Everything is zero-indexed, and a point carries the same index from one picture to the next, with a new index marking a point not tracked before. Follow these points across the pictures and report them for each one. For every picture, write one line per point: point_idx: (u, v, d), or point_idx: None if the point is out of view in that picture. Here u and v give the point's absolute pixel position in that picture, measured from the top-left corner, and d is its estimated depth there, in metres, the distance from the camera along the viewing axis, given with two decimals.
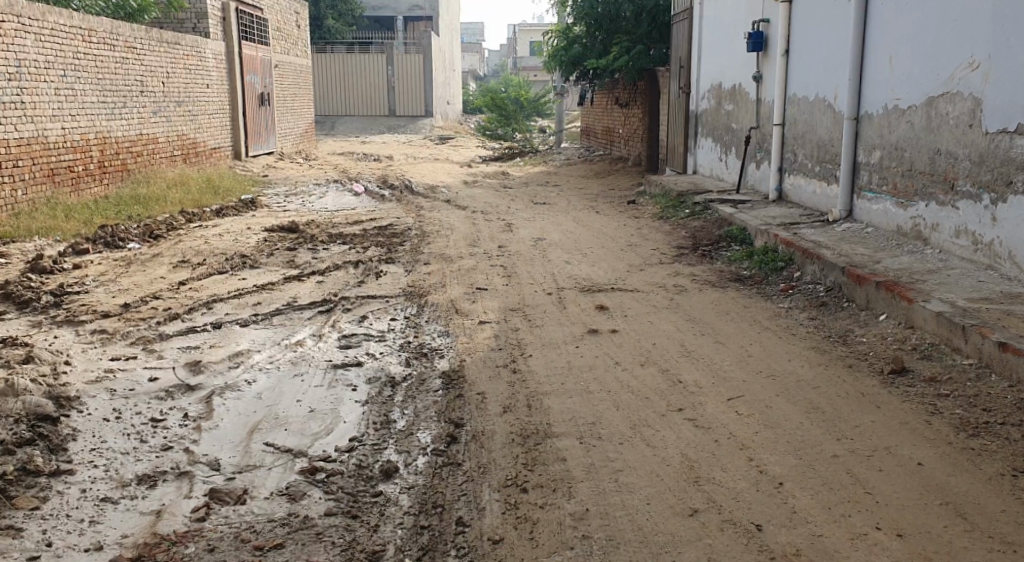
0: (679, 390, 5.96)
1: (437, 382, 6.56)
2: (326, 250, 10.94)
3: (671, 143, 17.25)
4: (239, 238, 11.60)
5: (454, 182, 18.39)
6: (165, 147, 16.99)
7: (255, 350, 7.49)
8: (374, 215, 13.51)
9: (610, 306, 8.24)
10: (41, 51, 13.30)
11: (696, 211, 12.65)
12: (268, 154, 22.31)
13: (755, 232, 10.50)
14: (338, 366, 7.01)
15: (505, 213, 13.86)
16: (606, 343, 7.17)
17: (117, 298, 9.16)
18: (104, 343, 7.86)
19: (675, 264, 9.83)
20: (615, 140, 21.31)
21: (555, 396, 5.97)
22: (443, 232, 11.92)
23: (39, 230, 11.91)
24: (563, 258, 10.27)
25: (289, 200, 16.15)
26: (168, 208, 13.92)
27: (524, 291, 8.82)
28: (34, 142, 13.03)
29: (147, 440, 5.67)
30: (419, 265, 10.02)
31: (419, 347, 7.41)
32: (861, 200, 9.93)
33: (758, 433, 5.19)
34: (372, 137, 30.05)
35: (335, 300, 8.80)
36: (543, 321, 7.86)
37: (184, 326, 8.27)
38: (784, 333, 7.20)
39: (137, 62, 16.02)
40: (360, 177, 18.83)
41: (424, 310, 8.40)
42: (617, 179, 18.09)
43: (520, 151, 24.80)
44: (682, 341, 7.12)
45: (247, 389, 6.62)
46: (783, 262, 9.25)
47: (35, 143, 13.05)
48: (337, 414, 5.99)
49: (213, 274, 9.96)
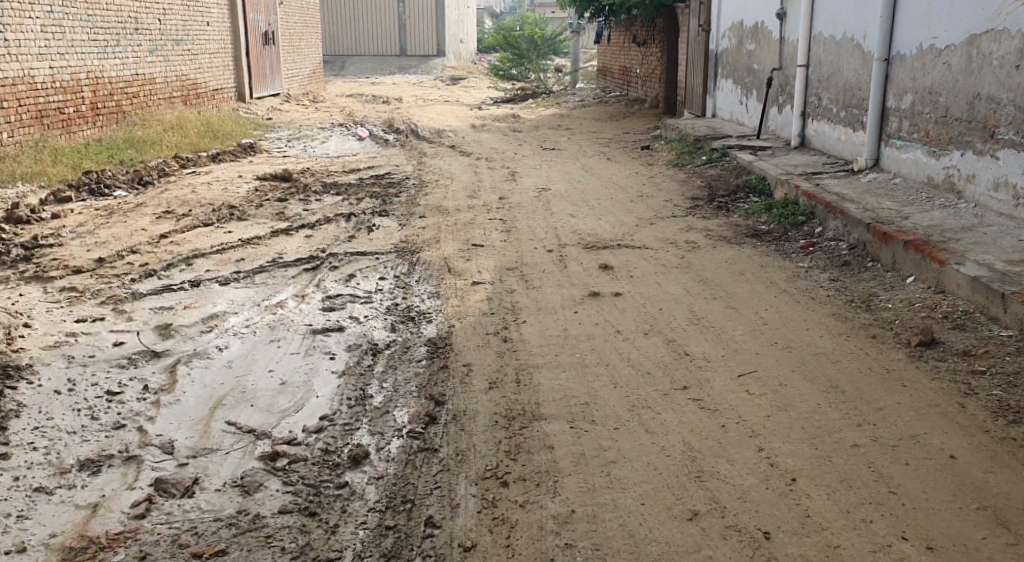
0: (685, 364, 5.40)
1: (422, 351, 6.02)
2: (319, 200, 10.37)
3: (689, 84, 16.50)
4: (229, 187, 11.03)
5: (462, 127, 17.71)
6: (163, 88, 16.37)
7: (231, 312, 6.97)
8: (374, 163, 12.89)
9: (615, 265, 7.68)
10: None
11: (712, 159, 12.00)
12: (273, 97, 21.61)
13: (774, 182, 9.89)
14: (318, 331, 6.47)
15: (511, 160, 13.23)
16: (607, 308, 6.63)
17: (93, 252, 8.65)
18: (72, 303, 7.36)
19: (688, 217, 9.25)
20: (632, 81, 20.50)
21: (549, 370, 5.44)
22: (444, 181, 11.34)
23: (24, 175, 11.27)
24: (568, 210, 9.68)
25: (290, 144, 15.53)
26: (162, 151, 13.35)
27: (524, 248, 8.25)
28: (20, 82, 12.46)
29: (98, 417, 5.18)
30: (415, 218, 9.44)
31: (408, 310, 6.87)
32: (888, 148, 9.28)
33: (770, 417, 4.64)
34: (383, 77, 29.25)
35: (322, 257, 8.22)
36: (542, 282, 7.30)
37: (159, 283, 7.77)
38: (803, 297, 6.63)
39: None
40: (365, 120, 18.15)
41: (416, 268, 7.84)
42: (633, 122, 17.35)
43: (533, 93, 24.00)
44: (691, 305, 6.57)
45: (215, 356, 6.10)
46: (803, 216, 8.65)
47: (20, 83, 12.47)
48: (309, 388, 5.47)
49: (197, 226, 9.41)
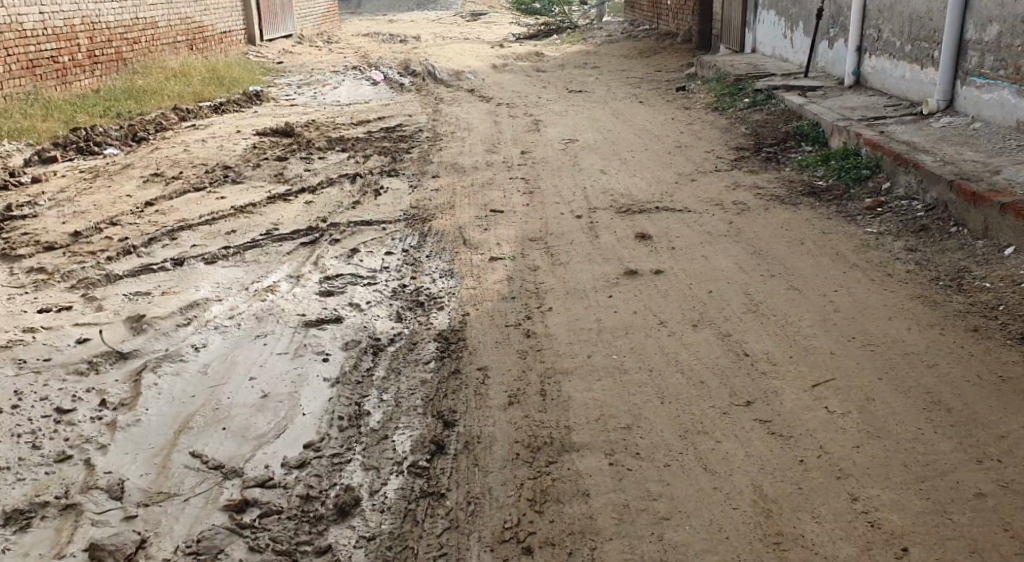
0: (744, 368, 4.45)
1: (431, 349, 5.16)
2: (322, 158, 9.43)
3: (727, 17, 15.31)
4: (225, 145, 10.07)
5: (482, 67, 16.59)
6: (167, 33, 15.21)
7: (215, 299, 6.02)
8: (387, 112, 11.88)
9: (654, 235, 6.71)
10: None
11: (757, 101, 10.91)
12: (285, 39, 20.34)
13: (831, 129, 8.83)
14: (310, 324, 5.54)
15: (534, 105, 12.19)
16: (646, 291, 5.68)
17: (68, 225, 7.76)
18: (38, 289, 6.51)
19: (733, 172, 8.25)
20: (662, 13, 19.21)
21: (579, 379, 4.53)
22: (459, 133, 10.36)
23: (10, 132, 10.27)
24: (598, 165, 8.69)
25: (300, 91, 14.46)
26: (162, 102, 12.28)
27: (548, 213, 7.30)
28: (7, 30, 11.35)
29: (39, 446, 4.34)
30: (427, 177, 8.49)
31: (416, 294, 5.95)
32: (966, 87, 8.22)
33: (861, 449, 3.78)
34: (401, 16, 27.97)
35: (321, 228, 7.27)
36: (570, 256, 6.35)
37: (138, 263, 6.86)
38: (880, 273, 5.65)
39: None
40: (380, 62, 17.05)
41: (428, 239, 6.90)
42: (665, 59, 16.20)
43: (558, 28, 22.71)
44: (746, 288, 5.60)
45: (190, 359, 5.19)
46: (868, 169, 7.66)
47: (7, 32, 11.37)
48: (295, 403, 4.57)
49: (188, 191, 8.51)
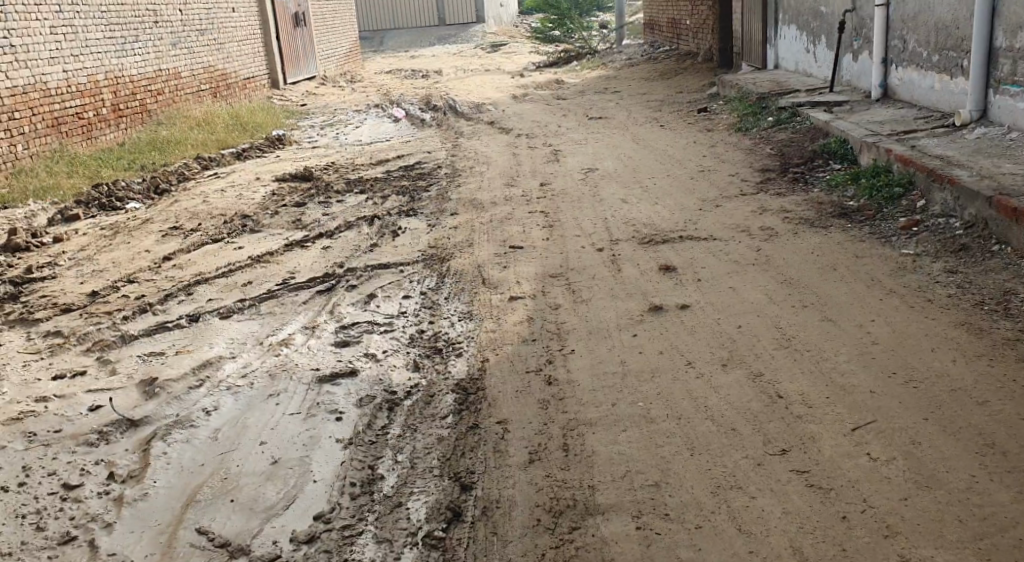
0: (778, 413, 4.19)
1: (449, 402, 4.95)
2: (341, 202, 9.27)
3: (746, 34, 15.10)
4: (244, 194, 9.92)
5: (502, 98, 16.42)
6: (190, 82, 14.59)
7: (228, 357, 5.79)
8: (407, 150, 11.68)
9: (679, 266, 6.47)
10: None
11: (781, 119, 10.66)
12: (308, 81, 20.09)
13: (859, 145, 8.57)
14: (324, 380, 5.34)
15: (554, 135, 11.96)
16: (672, 327, 5.45)
17: (86, 284, 7.54)
18: (53, 353, 6.23)
19: (760, 196, 7.99)
20: (682, 33, 19.03)
21: (603, 429, 4.29)
22: (479, 167, 10.15)
23: (37, 193, 9.75)
24: (620, 194, 8.45)
25: (321, 132, 14.27)
26: (187, 152, 11.76)
27: (569, 247, 7.09)
28: (33, 90, 10.73)
29: (44, 527, 4.20)
30: (446, 216, 8.30)
31: (434, 340, 5.75)
32: (1000, 97, 7.99)
33: (909, 502, 3.62)
34: (421, 51, 27.83)
35: (338, 275, 7.09)
36: (593, 293, 6.13)
37: (155, 320, 6.61)
38: (918, 299, 5.42)
39: None
40: (403, 99, 16.88)
41: (447, 281, 6.71)
42: (685, 80, 16.00)
43: (578, 54, 22.58)
44: (777, 321, 5.35)
45: (201, 424, 4.99)
46: (901, 186, 7.41)
47: (31, 90, 10.71)
48: (305, 470, 4.39)
49: (206, 243, 8.33)
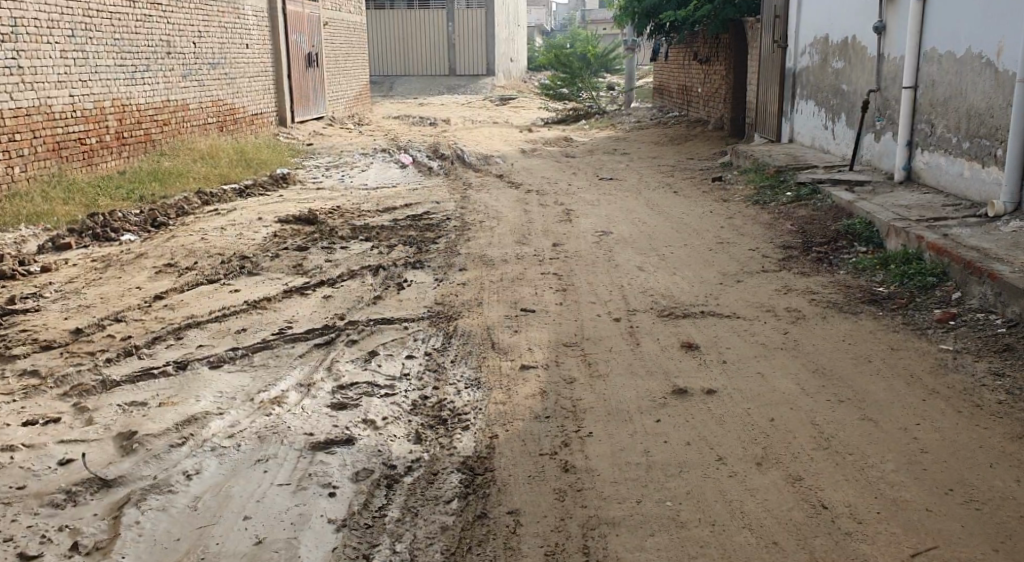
0: (824, 528, 4.08)
1: (454, 482, 4.54)
2: (343, 249, 8.87)
3: (761, 105, 14.86)
4: (245, 233, 9.53)
5: (512, 152, 16.11)
6: (198, 114, 14.28)
7: (216, 413, 5.27)
8: (413, 199, 11.31)
9: (702, 344, 6.06)
10: (43, 6, 10.54)
11: (801, 195, 10.33)
12: (316, 120, 19.80)
13: (886, 228, 8.23)
14: (318, 447, 4.89)
15: (566, 194, 11.61)
16: (698, 414, 5.02)
17: (71, 320, 7.09)
18: (27, 396, 5.75)
19: (785, 274, 7.62)
20: (694, 99, 18.75)
21: (628, 531, 4.13)
22: (489, 222, 9.78)
23: (29, 217, 9.36)
24: (636, 261, 8.07)
25: (327, 173, 13.94)
26: (188, 184, 11.40)
27: (582, 315, 6.68)
28: (36, 112, 10.37)
29: None
30: (455, 270, 7.92)
31: (438, 408, 5.31)
32: None
33: None
34: (430, 98, 27.59)
35: (339, 327, 6.67)
36: (610, 367, 5.72)
37: (140, 365, 6.15)
38: (965, 404, 5.05)
39: (163, 19, 13.22)
40: (411, 145, 16.59)
41: (454, 341, 6.30)
42: (696, 146, 15.76)
43: (588, 112, 22.42)
44: (812, 416, 4.93)
45: (182, 490, 4.56)
46: (935, 276, 7.04)
47: (34, 113, 10.35)
48: (292, 555, 4.13)
49: (201, 283, 7.90)
